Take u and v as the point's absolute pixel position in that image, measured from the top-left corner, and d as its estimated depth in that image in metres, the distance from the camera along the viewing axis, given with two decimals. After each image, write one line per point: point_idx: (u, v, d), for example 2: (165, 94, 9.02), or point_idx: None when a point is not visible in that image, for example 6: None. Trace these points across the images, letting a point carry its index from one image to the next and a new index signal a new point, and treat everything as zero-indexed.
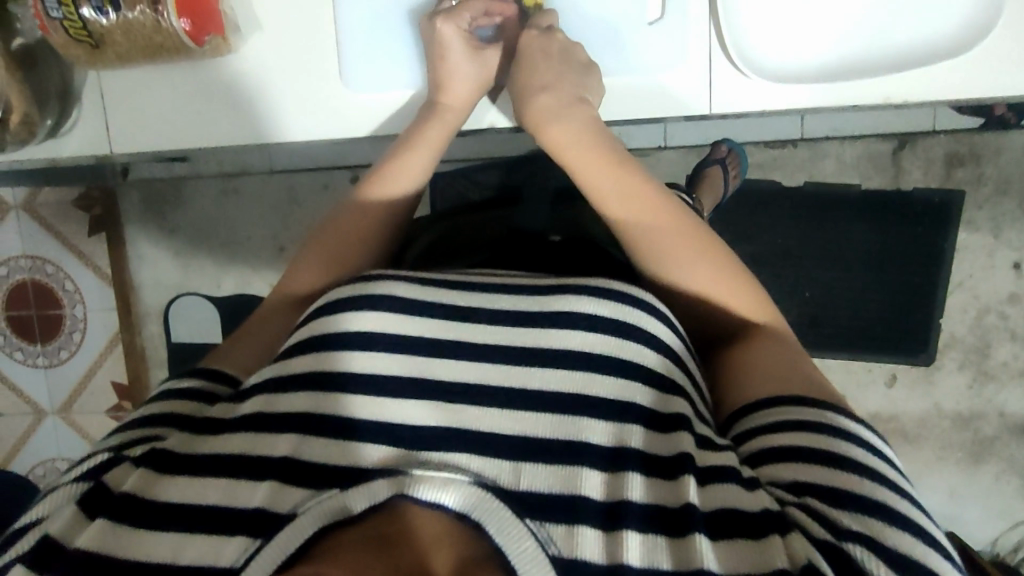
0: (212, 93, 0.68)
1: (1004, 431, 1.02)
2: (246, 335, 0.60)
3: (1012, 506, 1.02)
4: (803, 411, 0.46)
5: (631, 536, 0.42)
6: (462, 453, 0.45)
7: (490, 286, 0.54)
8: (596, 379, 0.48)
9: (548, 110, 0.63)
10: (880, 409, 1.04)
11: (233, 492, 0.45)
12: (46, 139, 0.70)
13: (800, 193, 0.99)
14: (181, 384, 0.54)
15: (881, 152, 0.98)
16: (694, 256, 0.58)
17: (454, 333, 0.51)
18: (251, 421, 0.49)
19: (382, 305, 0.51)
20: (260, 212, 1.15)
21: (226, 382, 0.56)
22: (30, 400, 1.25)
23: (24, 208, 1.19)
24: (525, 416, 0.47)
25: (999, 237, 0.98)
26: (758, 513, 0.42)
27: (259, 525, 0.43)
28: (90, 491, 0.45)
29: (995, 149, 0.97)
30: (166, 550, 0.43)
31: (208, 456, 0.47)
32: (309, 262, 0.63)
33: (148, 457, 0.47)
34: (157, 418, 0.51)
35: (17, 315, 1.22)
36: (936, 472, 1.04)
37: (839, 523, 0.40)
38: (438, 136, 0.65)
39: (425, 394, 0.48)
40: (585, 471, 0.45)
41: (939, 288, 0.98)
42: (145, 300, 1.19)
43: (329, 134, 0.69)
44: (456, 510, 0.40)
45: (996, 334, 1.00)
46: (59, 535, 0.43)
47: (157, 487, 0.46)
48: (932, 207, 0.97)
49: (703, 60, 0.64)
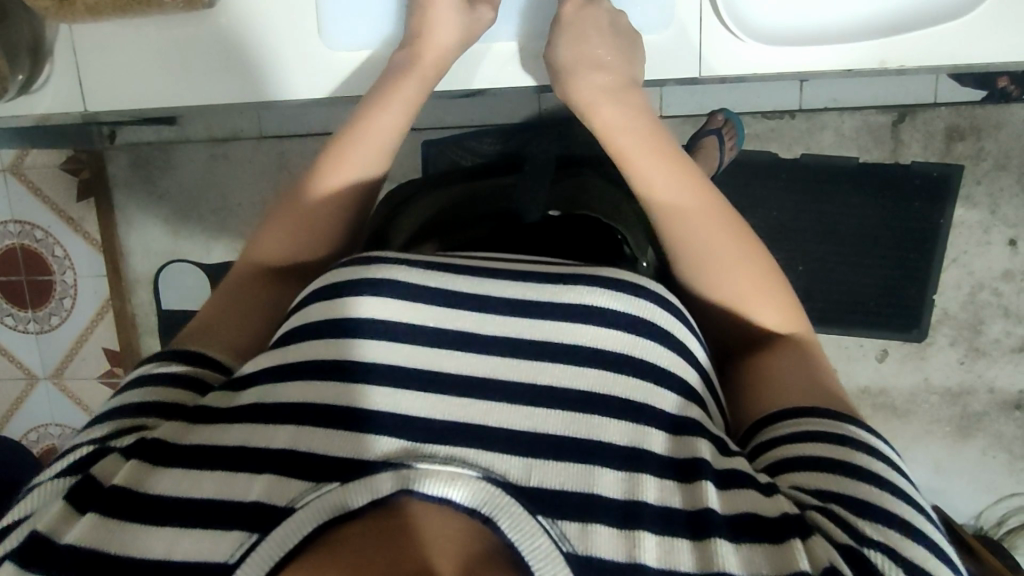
0: (190, 53, 0.67)
1: (993, 407, 1.02)
2: (216, 317, 0.57)
3: (997, 481, 1.03)
4: (822, 423, 0.48)
5: (647, 537, 0.42)
6: (465, 447, 0.44)
7: (493, 271, 0.53)
8: (611, 378, 0.48)
9: (603, 91, 0.63)
10: (870, 384, 1.03)
11: (228, 483, 0.44)
12: (18, 95, 0.69)
13: (797, 165, 0.98)
14: (162, 367, 0.52)
15: (880, 124, 0.97)
16: (736, 258, 0.57)
17: (459, 322, 0.50)
18: (248, 412, 0.48)
19: (388, 290, 0.51)
20: (251, 178, 1.13)
21: (218, 368, 0.54)
22: (22, 365, 1.24)
23: (11, 171, 1.17)
24: (538, 411, 0.47)
25: (996, 213, 0.97)
26: (781, 517, 0.42)
27: (258, 519, 0.42)
28: (78, 487, 0.43)
29: (995, 123, 0.95)
30: (160, 546, 0.42)
31: (201, 445, 0.46)
32: (291, 233, 0.60)
33: (137, 449, 0.45)
34: (147, 405, 0.49)
35: (7, 279, 1.21)
36: (924, 446, 1.04)
37: (863, 533, 0.41)
38: (415, 92, 0.63)
39: (428, 385, 0.47)
40: (599, 470, 0.45)
41: (934, 264, 0.98)
42: (135, 266, 1.18)
43: (303, 93, 0.67)
44: (465, 506, 0.41)
45: (988, 310, 0.99)
46: (47, 530, 0.41)
47: (149, 479, 0.44)
48: (931, 180, 0.96)
49: (699, 24, 0.63)
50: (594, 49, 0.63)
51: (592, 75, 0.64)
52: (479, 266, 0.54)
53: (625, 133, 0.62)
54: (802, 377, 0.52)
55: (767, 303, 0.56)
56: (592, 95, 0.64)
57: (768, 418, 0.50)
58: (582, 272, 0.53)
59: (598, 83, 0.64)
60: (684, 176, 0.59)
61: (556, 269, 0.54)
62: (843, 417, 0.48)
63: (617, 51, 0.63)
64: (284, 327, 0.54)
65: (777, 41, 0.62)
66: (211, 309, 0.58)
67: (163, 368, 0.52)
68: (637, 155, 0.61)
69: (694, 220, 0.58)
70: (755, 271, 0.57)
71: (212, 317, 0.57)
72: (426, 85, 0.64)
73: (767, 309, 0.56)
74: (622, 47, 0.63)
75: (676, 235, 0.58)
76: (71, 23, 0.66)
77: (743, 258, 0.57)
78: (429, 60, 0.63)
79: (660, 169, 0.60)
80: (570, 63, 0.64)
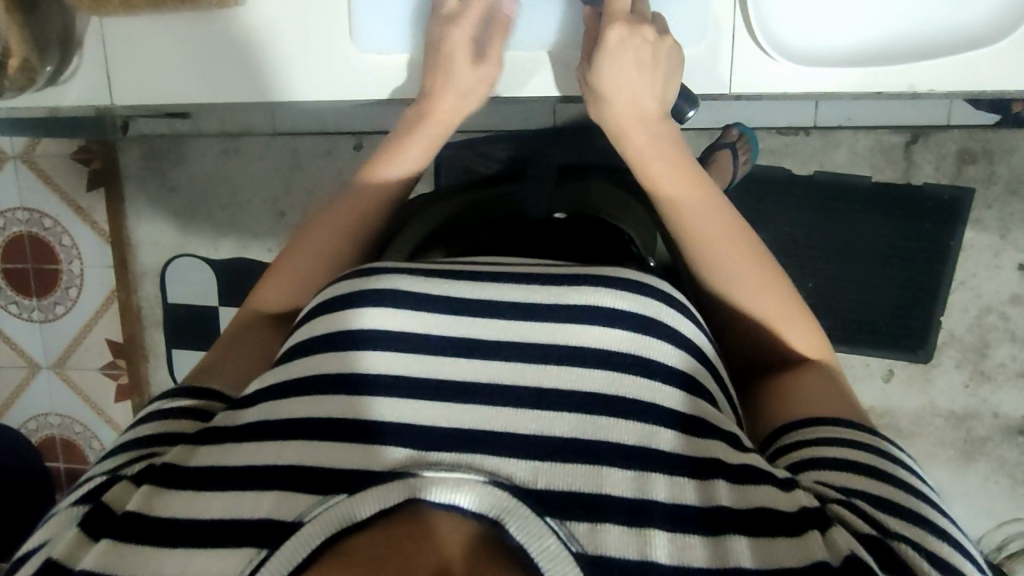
0: (214, 48, 0.68)
1: (996, 432, 1.02)
2: (230, 347, 0.59)
3: (999, 505, 1.03)
4: (837, 431, 0.49)
5: (658, 534, 0.41)
6: (470, 452, 0.44)
7: (497, 275, 0.54)
8: (627, 378, 0.48)
9: (627, 118, 0.62)
10: (874, 403, 1.04)
11: (239, 503, 0.44)
12: (45, 86, 0.70)
13: (809, 182, 0.98)
14: (172, 403, 0.52)
15: (893, 144, 0.97)
16: (750, 282, 0.57)
17: (465, 328, 0.51)
18: (255, 430, 0.48)
19: (391, 302, 0.51)
20: (261, 174, 1.13)
21: (221, 399, 0.55)
22: (25, 354, 1.24)
23: (23, 158, 1.17)
24: (545, 415, 0.46)
25: (1006, 237, 0.97)
26: (798, 510, 0.42)
27: (268, 535, 0.41)
28: (91, 513, 0.43)
29: (1008, 148, 0.95)
30: (174, 567, 0.41)
31: (211, 467, 0.46)
32: (290, 270, 0.62)
33: (148, 475, 0.46)
34: (156, 434, 0.50)
35: (13, 267, 1.21)
36: (926, 468, 1.04)
37: (883, 524, 0.42)
38: (413, 155, 0.65)
39: (435, 395, 0.47)
40: (605, 469, 0.44)
41: (943, 286, 0.98)
42: (144, 260, 1.18)
43: (323, 94, 0.68)
44: (474, 511, 0.39)
45: (995, 334, 0.99)
46: (64, 558, 0.41)
47: (161, 504, 0.44)
48: (943, 202, 0.96)
49: (726, 40, 0.64)
50: (634, 73, 0.61)
51: (626, 102, 0.62)
52: (478, 272, 0.54)
53: (657, 159, 0.62)
54: (824, 396, 0.52)
55: (800, 330, 0.57)
56: (626, 121, 0.62)
57: (783, 427, 0.51)
58: (585, 274, 0.53)
59: (630, 110, 0.62)
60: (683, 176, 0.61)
61: (558, 271, 0.54)
62: (865, 429, 0.49)
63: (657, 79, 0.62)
64: (291, 339, 0.54)
65: (807, 62, 0.63)
66: (226, 343, 0.59)
67: (167, 405, 0.52)
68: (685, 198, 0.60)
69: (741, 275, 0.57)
70: (766, 289, 0.57)
71: (226, 349, 0.58)
72: (428, 149, 0.66)
73: (793, 329, 0.57)
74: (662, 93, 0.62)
75: (709, 272, 0.58)
76: (101, 17, 0.68)
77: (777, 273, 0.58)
78: (439, 117, 0.65)
79: (695, 207, 0.60)
80: (618, 128, 0.63)
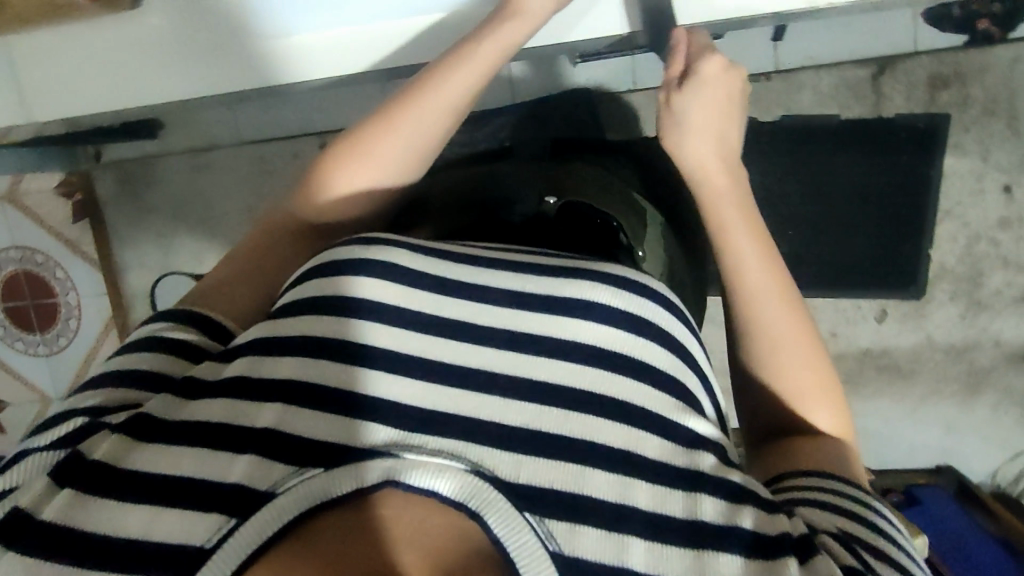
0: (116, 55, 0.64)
1: (1000, 361, 0.99)
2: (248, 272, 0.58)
3: (1011, 436, 1.00)
4: (823, 477, 0.48)
5: (636, 543, 0.41)
6: (450, 438, 0.43)
7: (493, 261, 0.52)
8: (612, 379, 0.47)
9: (702, 154, 0.59)
10: (872, 345, 1.01)
11: (210, 463, 0.43)
12: None
13: (777, 128, 0.96)
14: (166, 333, 0.51)
15: (859, 79, 0.94)
16: (796, 346, 0.54)
17: (457, 311, 0.49)
18: (236, 385, 0.47)
19: (365, 270, 0.49)
20: (235, 183, 1.15)
21: (217, 338, 0.54)
22: (35, 388, 1.27)
23: (9, 199, 1.20)
24: (528, 407, 0.45)
25: (987, 159, 0.94)
26: (780, 535, 0.41)
27: (241, 503, 0.41)
28: (66, 461, 0.43)
29: (979, 68, 0.92)
30: (139, 526, 0.41)
31: (189, 421, 0.45)
32: (331, 191, 0.58)
33: (127, 424, 0.45)
34: (137, 373, 0.49)
35: (14, 305, 1.24)
36: (934, 407, 1.02)
37: (864, 562, 0.42)
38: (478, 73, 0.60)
39: (397, 367, 0.46)
40: (590, 470, 0.43)
41: (926, 217, 0.95)
42: (133, 283, 1.20)
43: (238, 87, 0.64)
44: (454, 499, 0.40)
45: (987, 262, 0.96)
46: (30, 508, 0.41)
47: (133, 456, 0.44)
48: (916, 132, 0.94)
49: None
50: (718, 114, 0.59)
51: (700, 140, 0.59)
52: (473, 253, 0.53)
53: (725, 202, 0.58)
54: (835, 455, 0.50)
55: (828, 406, 0.54)
56: (705, 158, 0.59)
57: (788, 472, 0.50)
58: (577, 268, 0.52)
59: (710, 147, 0.59)
60: (750, 224, 0.57)
61: (552, 262, 0.53)
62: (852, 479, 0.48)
63: (728, 123, 0.60)
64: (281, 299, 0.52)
65: None
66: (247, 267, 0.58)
67: (157, 334, 0.51)
68: (738, 236, 0.56)
69: (790, 332, 0.54)
70: (809, 360, 0.54)
71: (242, 278, 0.58)
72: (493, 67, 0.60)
73: (825, 413, 0.54)
74: (732, 133, 0.61)
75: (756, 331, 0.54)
76: None
77: (818, 350, 0.54)
78: (513, 29, 0.59)
79: (757, 254, 0.56)
80: (695, 162, 0.59)
